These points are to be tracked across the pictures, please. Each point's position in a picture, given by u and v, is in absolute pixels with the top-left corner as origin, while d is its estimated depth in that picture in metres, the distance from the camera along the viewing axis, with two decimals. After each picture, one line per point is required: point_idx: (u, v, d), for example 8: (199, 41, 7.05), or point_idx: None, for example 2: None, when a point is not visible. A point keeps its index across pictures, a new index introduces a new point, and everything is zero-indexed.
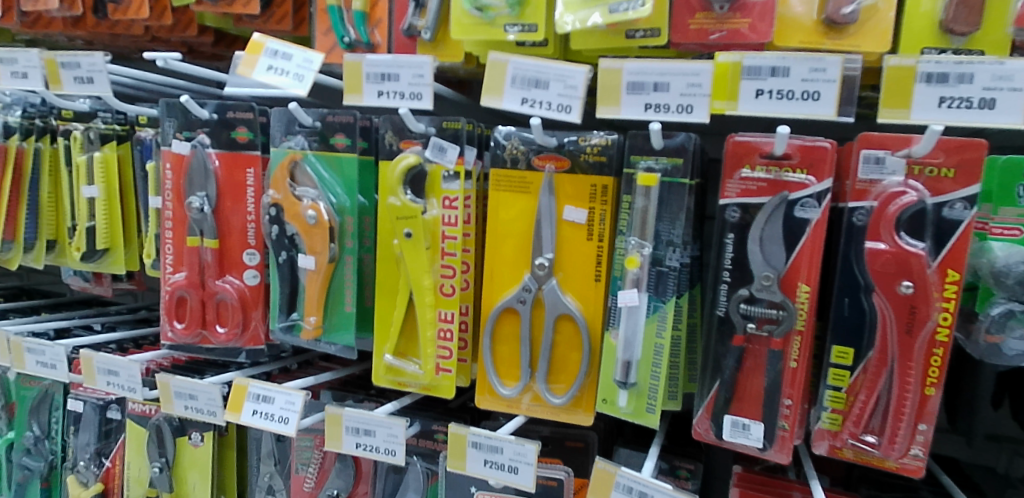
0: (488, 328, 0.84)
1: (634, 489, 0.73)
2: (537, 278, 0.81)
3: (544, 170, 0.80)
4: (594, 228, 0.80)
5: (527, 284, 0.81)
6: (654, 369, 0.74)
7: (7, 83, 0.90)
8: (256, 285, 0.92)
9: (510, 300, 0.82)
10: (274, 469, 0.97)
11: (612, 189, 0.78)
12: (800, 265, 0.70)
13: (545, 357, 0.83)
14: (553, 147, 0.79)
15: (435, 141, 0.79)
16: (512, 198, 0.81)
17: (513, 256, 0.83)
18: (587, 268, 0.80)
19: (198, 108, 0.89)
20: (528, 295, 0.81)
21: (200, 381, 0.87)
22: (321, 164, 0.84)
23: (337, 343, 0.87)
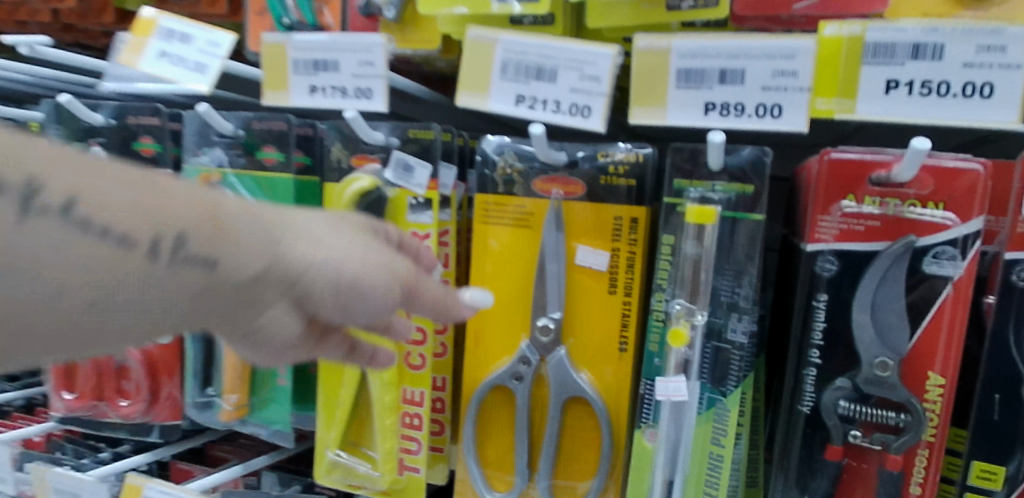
0: (471, 413, 0.60)
1: None
2: (538, 347, 0.58)
3: (548, 196, 0.57)
4: (618, 278, 0.56)
5: (525, 354, 0.58)
6: (708, 489, 0.52)
7: None
8: (169, 343, 0.69)
9: (502, 375, 0.58)
10: None
11: (643, 223, 0.55)
12: (930, 345, 0.47)
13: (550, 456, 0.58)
14: (563, 166, 0.57)
15: (398, 156, 0.57)
16: (504, 234, 0.59)
17: (507, 313, 0.60)
18: (607, 333, 0.57)
19: (89, 112, 0.66)
20: (528, 370, 0.58)
21: (82, 477, 0.66)
22: (245, 185, 0.61)
23: (269, 426, 0.65)
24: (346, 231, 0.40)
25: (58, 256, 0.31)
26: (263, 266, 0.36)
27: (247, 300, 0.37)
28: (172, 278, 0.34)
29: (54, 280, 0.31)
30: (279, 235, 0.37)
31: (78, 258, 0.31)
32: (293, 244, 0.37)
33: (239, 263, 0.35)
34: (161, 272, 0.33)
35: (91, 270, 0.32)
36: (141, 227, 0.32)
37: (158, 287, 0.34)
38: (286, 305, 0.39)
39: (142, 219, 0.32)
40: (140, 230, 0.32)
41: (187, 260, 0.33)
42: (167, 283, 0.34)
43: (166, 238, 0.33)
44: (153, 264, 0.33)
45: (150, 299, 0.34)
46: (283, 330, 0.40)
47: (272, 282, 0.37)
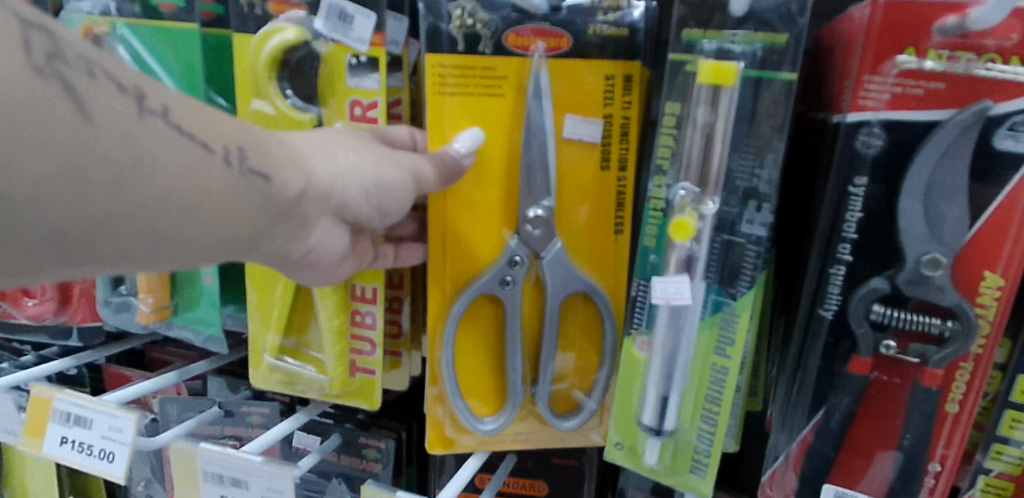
0: (450, 335, 0.47)
1: None
2: (528, 242, 0.47)
3: (528, 53, 0.45)
4: (611, 150, 0.47)
5: (514, 253, 0.47)
6: (707, 406, 0.44)
7: None
8: None
9: (488, 281, 0.47)
10: (151, 476, 0.68)
11: (638, 82, 0.46)
12: (993, 238, 0.38)
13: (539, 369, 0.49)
14: (541, 15, 0.44)
15: (331, 2, 0.45)
16: (478, 106, 0.46)
17: (483, 206, 0.47)
18: (600, 217, 0.48)
19: None
20: (519, 271, 0.47)
21: None
22: (141, 42, 0.48)
23: (200, 333, 0.55)
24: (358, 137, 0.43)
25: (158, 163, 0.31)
26: (302, 181, 0.39)
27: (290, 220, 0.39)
28: (241, 187, 0.35)
29: (160, 184, 0.32)
30: (301, 152, 0.39)
31: (180, 165, 0.32)
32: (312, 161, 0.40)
33: (286, 178, 0.37)
34: (236, 181, 0.35)
35: (190, 177, 0.33)
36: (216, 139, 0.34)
37: (235, 202, 0.35)
38: (327, 218, 0.42)
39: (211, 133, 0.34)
40: (215, 143, 0.34)
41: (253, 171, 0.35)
42: (237, 196, 0.35)
43: (233, 150, 0.34)
44: (227, 173, 0.34)
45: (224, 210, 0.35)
46: (332, 245, 0.43)
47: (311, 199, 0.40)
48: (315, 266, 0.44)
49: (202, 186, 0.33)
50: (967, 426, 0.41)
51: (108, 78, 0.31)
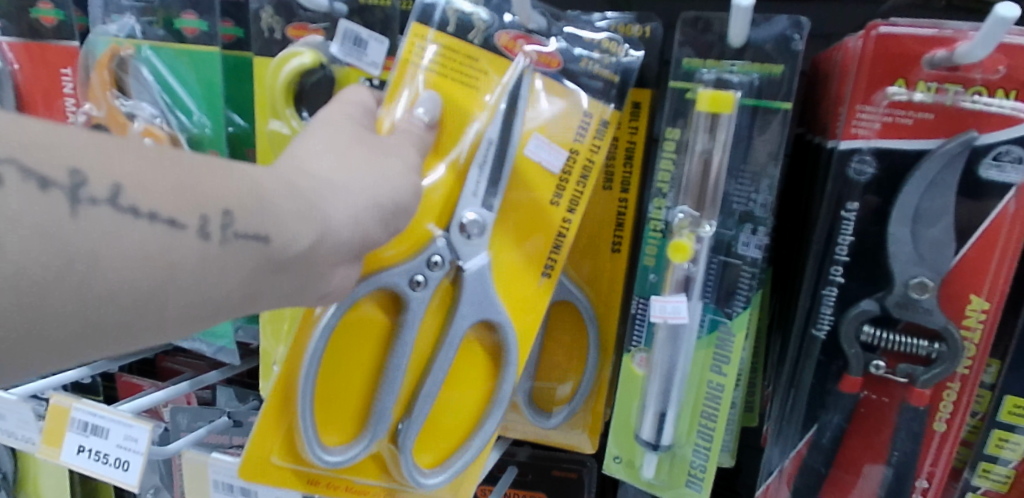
0: (330, 321, 0.42)
1: None
2: (454, 247, 0.44)
3: (514, 57, 0.44)
4: (569, 181, 0.45)
5: (436, 251, 0.43)
6: (704, 421, 0.45)
7: None
8: None
9: (398, 274, 0.43)
10: (161, 483, 0.70)
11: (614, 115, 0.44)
12: (978, 262, 0.40)
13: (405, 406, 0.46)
14: (538, 29, 0.45)
15: (346, 27, 0.47)
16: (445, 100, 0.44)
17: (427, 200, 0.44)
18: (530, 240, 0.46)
19: None
20: (433, 274, 0.43)
21: (4, 395, 0.59)
22: (164, 62, 0.51)
23: (214, 344, 0.57)
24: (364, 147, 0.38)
25: (120, 241, 0.29)
26: (316, 234, 0.34)
27: (307, 270, 0.35)
28: (225, 257, 0.31)
29: (108, 278, 0.28)
30: (315, 194, 0.35)
31: (130, 251, 0.29)
32: (330, 203, 0.35)
33: (289, 233, 0.33)
34: (215, 252, 0.31)
35: (152, 259, 0.29)
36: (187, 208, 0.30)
37: (217, 272, 0.32)
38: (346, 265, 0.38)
39: (179, 202, 0.30)
40: (186, 213, 0.30)
41: (239, 237, 0.31)
42: (225, 263, 0.32)
43: (214, 215, 0.31)
44: (205, 245, 0.31)
45: (214, 278, 0.32)
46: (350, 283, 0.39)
47: (325, 255, 0.35)
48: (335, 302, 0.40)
49: (167, 262, 0.30)
50: (955, 444, 0.42)
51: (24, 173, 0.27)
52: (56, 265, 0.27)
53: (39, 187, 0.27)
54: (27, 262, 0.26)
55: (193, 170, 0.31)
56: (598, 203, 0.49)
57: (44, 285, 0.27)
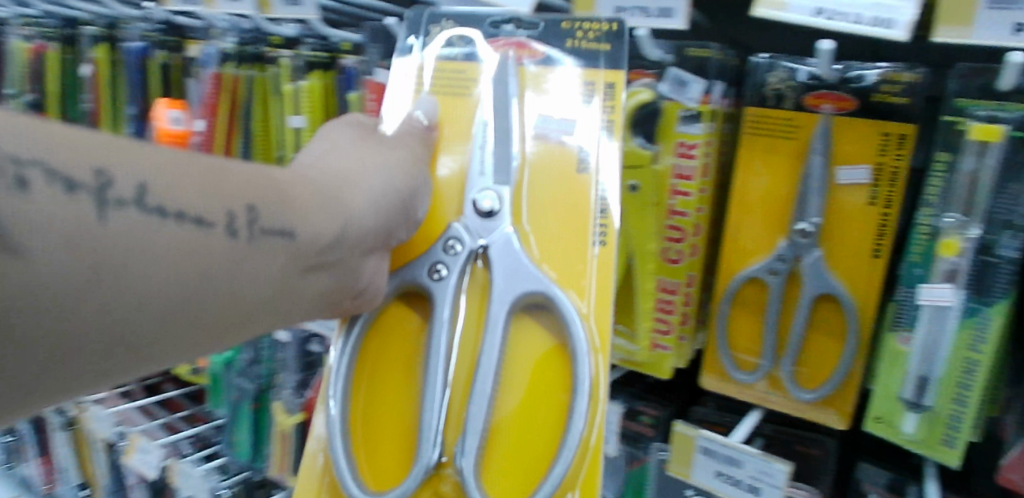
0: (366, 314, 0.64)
1: (722, 455, 0.65)
2: (470, 229, 0.63)
3: (639, 85, 0.67)
4: (881, 191, 0.63)
5: (459, 234, 0.63)
6: (960, 390, 0.55)
7: (224, 7, 0.86)
8: None
9: (417, 274, 0.63)
10: None
11: (620, 86, 0.62)
12: None
13: (510, 437, 0.62)
14: (830, 80, 0.64)
15: (674, 73, 0.65)
16: (468, 116, 0.66)
17: (447, 187, 0.67)
18: (566, 248, 0.62)
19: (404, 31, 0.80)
20: (448, 262, 0.63)
21: None
22: None
23: None
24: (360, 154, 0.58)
25: (147, 243, 0.44)
26: (340, 224, 0.54)
27: (332, 261, 0.55)
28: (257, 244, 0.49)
29: (127, 281, 0.43)
30: (335, 193, 0.55)
31: (163, 246, 0.45)
32: (349, 197, 0.56)
33: (312, 228, 0.53)
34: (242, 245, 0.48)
35: (179, 251, 0.45)
36: (214, 209, 0.47)
37: (250, 267, 0.50)
38: (351, 256, 0.56)
39: (215, 203, 0.47)
40: (213, 212, 0.47)
41: (267, 231, 0.50)
42: (260, 256, 0.50)
43: (240, 211, 0.48)
44: (234, 240, 0.48)
45: (249, 271, 0.50)
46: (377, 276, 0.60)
47: (350, 236, 0.55)
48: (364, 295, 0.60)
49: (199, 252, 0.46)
50: None
51: (61, 180, 0.41)
52: (90, 264, 0.41)
53: (66, 190, 0.41)
54: (62, 265, 0.40)
55: (220, 172, 0.49)
56: (866, 216, 0.64)
57: (83, 280, 0.41)
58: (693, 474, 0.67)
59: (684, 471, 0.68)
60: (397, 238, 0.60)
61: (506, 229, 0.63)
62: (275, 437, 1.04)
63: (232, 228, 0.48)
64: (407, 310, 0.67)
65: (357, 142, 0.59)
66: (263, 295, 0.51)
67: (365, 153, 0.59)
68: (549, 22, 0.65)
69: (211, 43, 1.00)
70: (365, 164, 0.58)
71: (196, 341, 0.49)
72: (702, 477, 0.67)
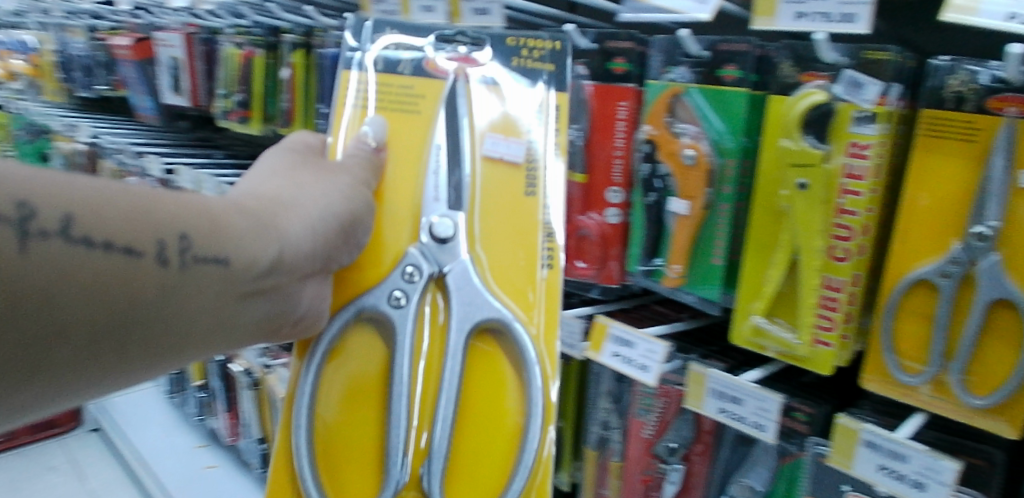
0: (323, 341, 0.74)
1: (887, 450, 0.67)
2: (424, 256, 0.77)
3: (811, 85, 0.70)
4: None
5: (416, 259, 0.77)
6: None
7: (416, 16, 0.96)
8: (618, 223, 0.87)
9: (381, 302, 0.75)
10: (610, 407, 1.00)
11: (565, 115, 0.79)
12: None
13: (475, 458, 0.76)
14: (1018, 83, 0.63)
15: (850, 75, 0.66)
16: (408, 135, 0.81)
17: (395, 216, 0.80)
18: (512, 261, 0.78)
19: (580, 37, 0.88)
20: (406, 292, 0.75)
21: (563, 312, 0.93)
22: (704, 97, 0.77)
23: (697, 295, 0.81)
24: (302, 189, 0.68)
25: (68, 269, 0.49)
26: (276, 249, 0.62)
27: (267, 283, 0.63)
28: (185, 273, 0.55)
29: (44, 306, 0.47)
30: (270, 224, 0.63)
31: (91, 270, 0.50)
32: (282, 223, 0.64)
33: (247, 256, 0.60)
34: (172, 272, 0.55)
35: (107, 276, 0.51)
36: (144, 240, 0.53)
37: (188, 290, 0.56)
38: (294, 281, 0.65)
39: (140, 235, 0.52)
40: (144, 243, 0.53)
41: (198, 258, 0.56)
42: (196, 278, 0.56)
43: (172, 240, 0.54)
44: (165, 268, 0.54)
45: (185, 294, 0.56)
46: (317, 301, 0.70)
47: (286, 263, 0.63)
48: (306, 320, 0.70)
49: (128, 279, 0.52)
50: None
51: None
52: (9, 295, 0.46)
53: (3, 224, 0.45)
54: None
55: (151, 208, 0.54)
56: None
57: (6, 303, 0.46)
58: (855, 467, 0.70)
59: (846, 464, 0.70)
60: (339, 262, 0.70)
61: (463, 258, 0.77)
62: None
63: (163, 256, 0.54)
64: (360, 336, 0.77)
65: (271, 169, 0.71)
66: (208, 301, 0.58)
67: (314, 179, 0.70)
68: (490, 36, 0.81)
69: None
70: (303, 193, 0.68)
71: (119, 360, 0.54)
72: (865, 471, 0.69)
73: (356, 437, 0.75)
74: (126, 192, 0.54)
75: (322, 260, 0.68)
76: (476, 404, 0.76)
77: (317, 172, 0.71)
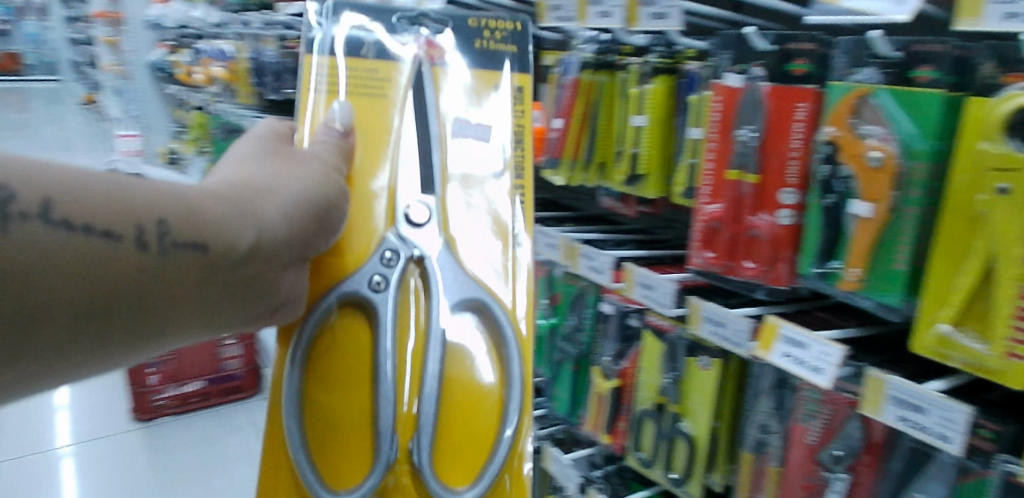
0: (307, 330, 0.74)
1: None
2: (393, 244, 0.78)
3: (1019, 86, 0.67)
4: None
5: (391, 245, 0.78)
6: None
7: (595, 22, 1.02)
8: (790, 224, 0.88)
9: (361, 287, 0.76)
10: (771, 411, 0.99)
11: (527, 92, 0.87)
12: None
13: (454, 441, 0.78)
14: None
15: None
16: (370, 124, 0.83)
17: (358, 203, 0.80)
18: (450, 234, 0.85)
19: (759, 39, 0.89)
20: (387, 275, 0.77)
21: (731, 310, 0.94)
22: (895, 100, 0.75)
23: (875, 301, 0.80)
24: (287, 171, 0.70)
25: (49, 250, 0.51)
26: (256, 234, 0.63)
27: (250, 268, 0.64)
28: (167, 255, 0.57)
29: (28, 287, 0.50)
30: (251, 208, 0.64)
31: (68, 250, 0.51)
32: (265, 212, 0.65)
33: (228, 240, 0.61)
34: (148, 256, 0.56)
35: (97, 255, 0.53)
36: (124, 225, 0.54)
37: (169, 271, 0.57)
38: (282, 264, 0.66)
39: (116, 219, 0.54)
40: (122, 227, 0.54)
41: (177, 244, 0.57)
42: (177, 262, 0.58)
43: (149, 224, 0.56)
44: (144, 250, 0.56)
45: (162, 278, 0.57)
46: (300, 287, 0.71)
47: (266, 246, 0.64)
48: (292, 303, 0.71)
49: (107, 261, 0.54)
50: None
51: None
52: None
53: None
54: None
55: (120, 195, 0.56)
56: None
57: None
58: None
59: None
60: (315, 249, 0.70)
61: (438, 239, 0.81)
62: (593, 397, 1.27)
63: (142, 239, 0.55)
64: (344, 321, 0.77)
65: (259, 149, 0.73)
66: (189, 289, 0.60)
67: (270, 172, 0.69)
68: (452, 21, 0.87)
69: (573, 53, 1.24)
70: (282, 178, 0.69)
71: (102, 344, 0.56)
72: None
73: (361, 427, 0.75)
74: (93, 176, 0.56)
75: (303, 244, 0.68)
76: (456, 391, 0.78)
77: (292, 161, 0.71)
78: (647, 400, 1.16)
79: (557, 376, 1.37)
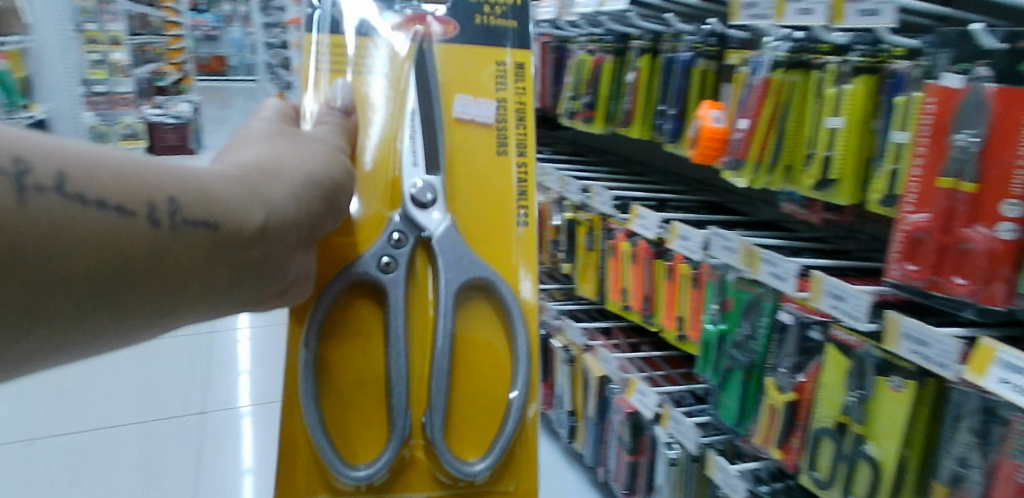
0: (316, 318, 0.93)
1: None
2: (409, 232, 0.98)
3: None
4: None
5: (401, 227, 0.98)
6: None
7: (792, 20, 1.00)
8: (1013, 240, 0.80)
9: (374, 268, 0.96)
10: (972, 443, 0.90)
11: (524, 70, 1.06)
12: None
13: (456, 406, 1.01)
14: None
15: None
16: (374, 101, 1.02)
17: (372, 183, 1.00)
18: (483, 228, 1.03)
19: (987, 36, 0.81)
20: (400, 256, 0.97)
21: (936, 328, 0.88)
22: None
23: None
24: (281, 157, 0.81)
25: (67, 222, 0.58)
26: (260, 217, 0.73)
27: (253, 249, 0.73)
28: (176, 235, 0.65)
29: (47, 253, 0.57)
30: (256, 193, 0.74)
31: (82, 223, 0.59)
32: (267, 196, 0.75)
33: (236, 221, 0.70)
34: (162, 234, 0.64)
35: (105, 231, 0.60)
36: (137, 202, 0.62)
37: (175, 250, 0.65)
38: (281, 242, 0.76)
39: (132, 199, 0.62)
40: (134, 205, 0.62)
41: (190, 223, 0.65)
42: (187, 241, 0.66)
43: (162, 203, 0.64)
44: (155, 229, 0.63)
45: (174, 256, 0.66)
46: (300, 265, 0.82)
47: (269, 227, 0.74)
48: (284, 280, 0.80)
49: (121, 237, 0.61)
50: None
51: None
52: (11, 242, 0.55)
53: None
54: None
55: (137, 175, 0.64)
56: None
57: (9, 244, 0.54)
58: None
59: None
60: (316, 229, 0.83)
61: (445, 221, 0.99)
62: (765, 409, 1.23)
63: (155, 217, 0.63)
64: (358, 298, 0.99)
65: (260, 136, 0.85)
66: (197, 263, 0.68)
67: (264, 148, 0.81)
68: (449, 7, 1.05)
69: (763, 52, 1.19)
70: (264, 155, 0.80)
71: (113, 316, 0.63)
72: None
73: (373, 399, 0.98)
74: (110, 159, 0.63)
75: (298, 225, 0.78)
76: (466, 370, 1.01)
77: (267, 137, 0.84)
78: (826, 417, 1.10)
79: (727, 385, 1.33)
